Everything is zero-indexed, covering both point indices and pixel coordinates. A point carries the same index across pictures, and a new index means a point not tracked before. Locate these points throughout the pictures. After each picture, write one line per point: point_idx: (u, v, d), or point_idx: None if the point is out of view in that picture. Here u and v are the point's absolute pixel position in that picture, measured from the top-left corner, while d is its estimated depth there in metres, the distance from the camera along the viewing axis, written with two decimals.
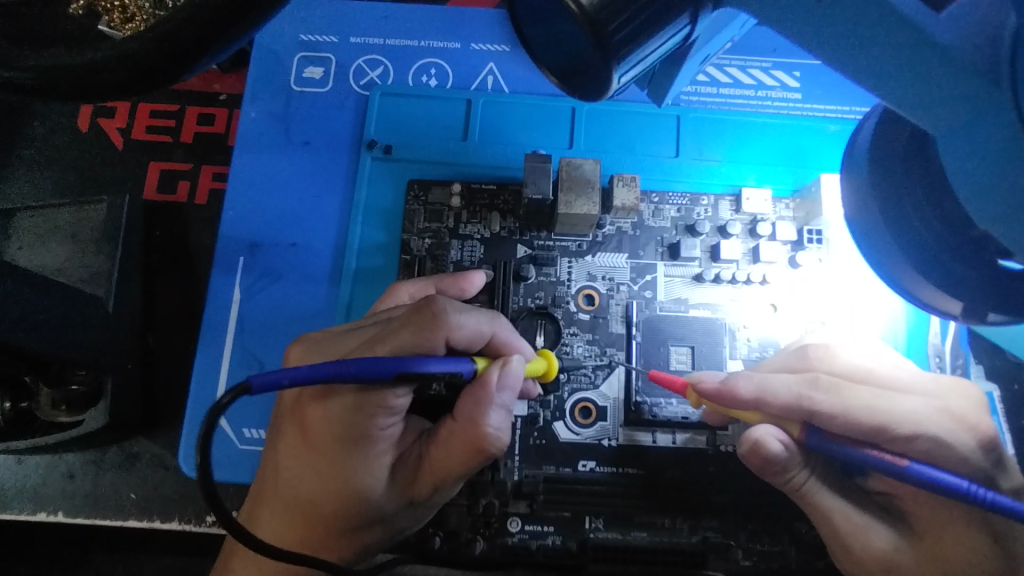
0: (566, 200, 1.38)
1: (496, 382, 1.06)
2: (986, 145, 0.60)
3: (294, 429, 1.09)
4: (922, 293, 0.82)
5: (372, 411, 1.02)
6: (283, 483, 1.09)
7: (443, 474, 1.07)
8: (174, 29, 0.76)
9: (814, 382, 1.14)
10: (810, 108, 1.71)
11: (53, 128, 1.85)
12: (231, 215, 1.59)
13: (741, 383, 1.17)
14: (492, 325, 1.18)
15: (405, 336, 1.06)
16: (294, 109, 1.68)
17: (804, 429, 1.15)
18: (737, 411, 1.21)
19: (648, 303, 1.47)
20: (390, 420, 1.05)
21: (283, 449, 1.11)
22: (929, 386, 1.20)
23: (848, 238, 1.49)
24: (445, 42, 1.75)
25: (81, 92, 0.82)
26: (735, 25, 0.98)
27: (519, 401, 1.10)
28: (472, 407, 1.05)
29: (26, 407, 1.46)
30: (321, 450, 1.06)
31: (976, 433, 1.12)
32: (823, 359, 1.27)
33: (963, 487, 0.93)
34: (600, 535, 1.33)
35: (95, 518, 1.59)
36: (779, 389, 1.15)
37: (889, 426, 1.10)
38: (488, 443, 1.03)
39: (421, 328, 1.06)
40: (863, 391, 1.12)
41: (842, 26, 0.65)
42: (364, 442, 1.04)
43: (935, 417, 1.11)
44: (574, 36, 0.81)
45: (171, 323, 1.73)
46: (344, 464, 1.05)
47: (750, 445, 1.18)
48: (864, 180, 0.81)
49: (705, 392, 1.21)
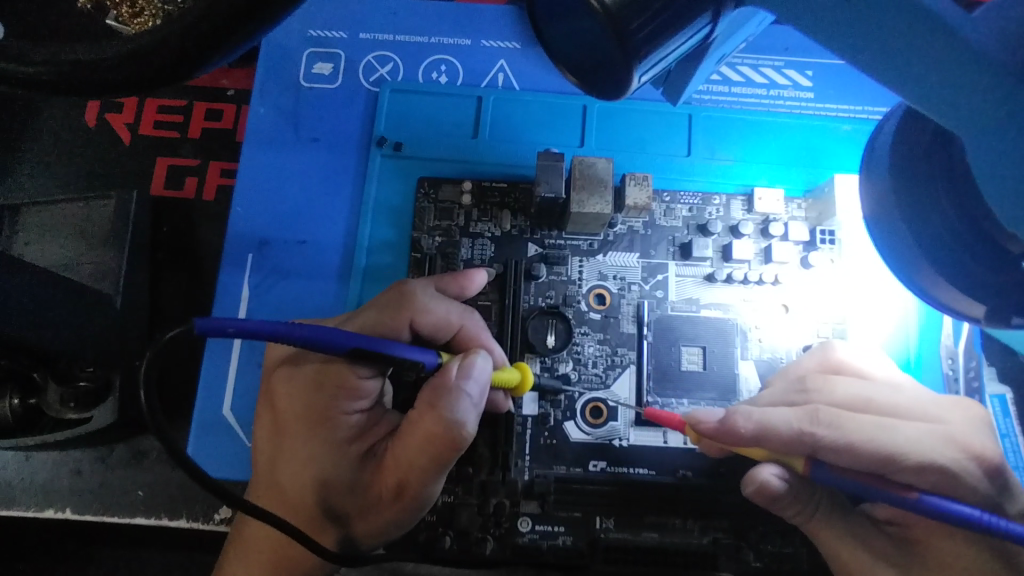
0: (579, 199, 1.37)
1: (457, 372, 1.05)
2: (1007, 146, 0.59)
3: (266, 413, 1.15)
4: (942, 295, 0.81)
5: (332, 388, 1.11)
6: (260, 470, 1.12)
7: (405, 467, 1.03)
8: (195, 25, 0.75)
9: (814, 417, 1.13)
10: (822, 108, 1.70)
11: (59, 124, 1.84)
12: (239, 211, 1.58)
13: (740, 421, 1.14)
14: (461, 318, 1.26)
15: (377, 316, 1.19)
16: (303, 106, 1.67)
17: (807, 463, 1.13)
18: (739, 448, 1.17)
19: (659, 303, 1.46)
20: (355, 404, 1.12)
21: (258, 436, 1.15)
22: (930, 408, 1.18)
23: (862, 240, 1.48)
24: (456, 39, 1.74)
25: (94, 88, 0.80)
26: (755, 23, 0.96)
27: (487, 398, 1.07)
28: (431, 395, 1.03)
29: (34, 404, 1.46)
30: (290, 430, 1.11)
31: (979, 460, 1.11)
32: (822, 391, 1.23)
33: (974, 516, 0.96)
34: (610, 535, 1.33)
35: (103, 514, 1.58)
36: (779, 424, 1.13)
37: (895, 457, 1.09)
38: (446, 431, 0.99)
39: (385, 309, 1.19)
40: (863, 422, 1.11)
41: (863, 22, 0.64)
42: (325, 423, 1.09)
43: (936, 444, 1.10)
44: (595, 35, 0.80)
45: (178, 319, 1.72)
46: (308, 443, 1.08)
47: (756, 485, 1.19)
48: (884, 180, 0.80)
49: (705, 431, 1.16)
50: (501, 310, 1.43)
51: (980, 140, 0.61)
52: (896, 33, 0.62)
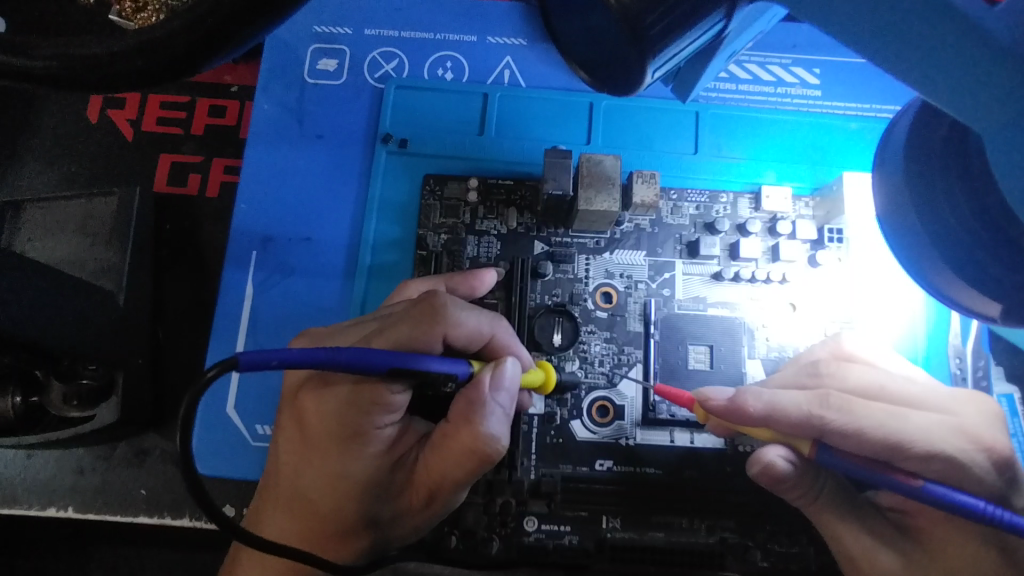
0: (586, 196, 1.37)
1: (489, 384, 1.05)
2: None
3: (292, 424, 1.09)
4: (956, 293, 0.80)
5: (367, 408, 1.02)
6: (283, 479, 1.08)
7: (437, 479, 1.04)
8: (202, 17, 0.74)
9: (825, 400, 1.11)
10: (829, 106, 1.69)
11: (61, 120, 1.82)
12: (243, 208, 1.57)
13: (751, 401, 1.14)
14: (492, 326, 1.19)
15: (405, 331, 1.06)
16: (307, 102, 1.65)
17: (814, 447, 1.11)
18: (746, 428, 1.18)
19: (666, 302, 1.45)
20: (387, 419, 1.05)
21: (282, 443, 1.10)
22: (943, 399, 1.17)
23: (869, 237, 1.47)
24: (461, 35, 1.73)
25: (99, 81, 0.79)
26: (767, 19, 0.95)
27: (516, 405, 1.07)
28: (466, 407, 1.03)
29: (36, 402, 1.44)
30: (318, 444, 1.05)
31: (989, 452, 1.10)
32: (834, 376, 1.22)
33: (979, 508, 0.96)
34: (617, 535, 1.32)
35: (105, 513, 1.56)
36: (789, 406, 1.12)
37: (903, 447, 1.08)
38: (482, 445, 1.00)
39: (417, 323, 1.07)
40: (875, 409, 1.10)
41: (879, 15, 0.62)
42: (357, 439, 1.03)
43: (948, 435, 1.09)
44: (609, 30, 0.79)
45: (181, 316, 1.71)
46: (338, 460, 1.03)
47: (762, 465, 1.18)
48: (900, 176, 0.79)
49: (714, 409, 1.17)
50: (507, 308, 1.42)
51: (1001, 135, 0.60)
52: (912, 28, 0.61)
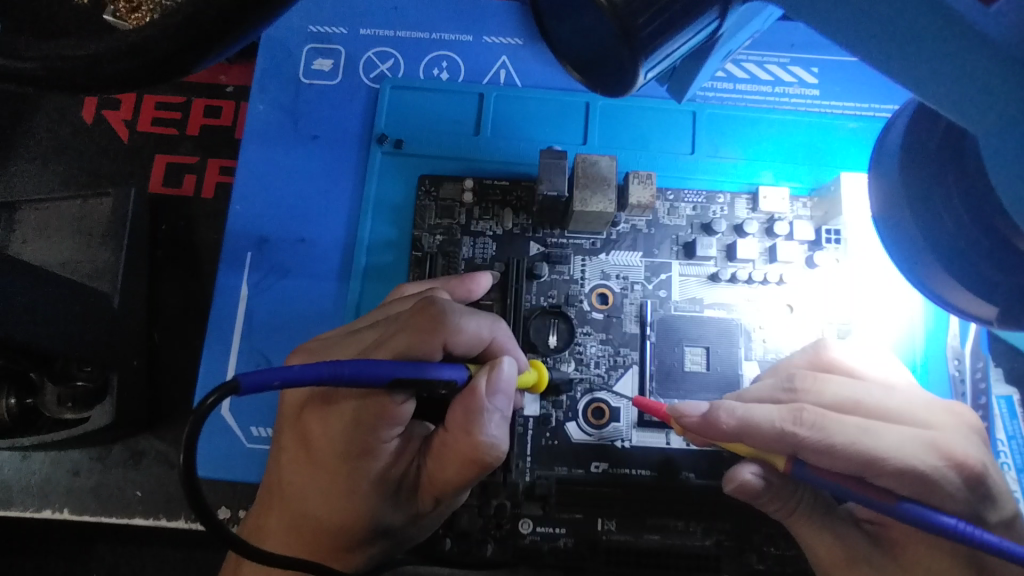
0: (581, 196, 1.36)
1: (486, 389, 1.01)
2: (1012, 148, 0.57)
3: (296, 444, 1.07)
4: (951, 296, 0.79)
5: (373, 424, 1.00)
6: (287, 497, 1.07)
7: (442, 487, 1.04)
8: (190, 20, 0.73)
9: (799, 417, 1.10)
10: (827, 105, 1.68)
11: (56, 120, 1.82)
12: (238, 209, 1.57)
13: (723, 416, 1.14)
14: (492, 330, 1.16)
15: (404, 341, 1.03)
16: (302, 102, 1.65)
17: (789, 463, 1.11)
18: (723, 442, 1.18)
19: (661, 303, 1.45)
20: (393, 432, 1.02)
21: (285, 463, 1.08)
22: (919, 412, 1.15)
23: (868, 238, 1.46)
24: (457, 35, 1.73)
25: (87, 83, 0.78)
26: (762, 18, 0.94)
27: (514, 405, 1.05)
28: (464, 418, 1.00)
29: (31, 404, 1.43)
30: (325, 465, 1.03)
31: (961, 468, 1.06)
32: (810, 392, 1.20)
33: (952, 525, 0.91)
34: (612, 537, 1.31)
35: (101, 515, 1.56)
36: (762, 421, 1.11)
37: (875, 462, 1.05)
38: (482, 453, 0.99)
39: (417, 332, 1.03)
40: (848, 425, 1.08)
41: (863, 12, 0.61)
42: (367, 456, 1.02)
43: (919, 450, 1.06)
44: (602, 32, 0.78)
45: (176, 317, 1.70)
46: (348, 479, 1.02)
47: (735, 484, 1.20)
48: (895, 173, 0.78)
49: (689, 425, 1.18)
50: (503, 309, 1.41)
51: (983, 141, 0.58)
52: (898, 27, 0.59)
